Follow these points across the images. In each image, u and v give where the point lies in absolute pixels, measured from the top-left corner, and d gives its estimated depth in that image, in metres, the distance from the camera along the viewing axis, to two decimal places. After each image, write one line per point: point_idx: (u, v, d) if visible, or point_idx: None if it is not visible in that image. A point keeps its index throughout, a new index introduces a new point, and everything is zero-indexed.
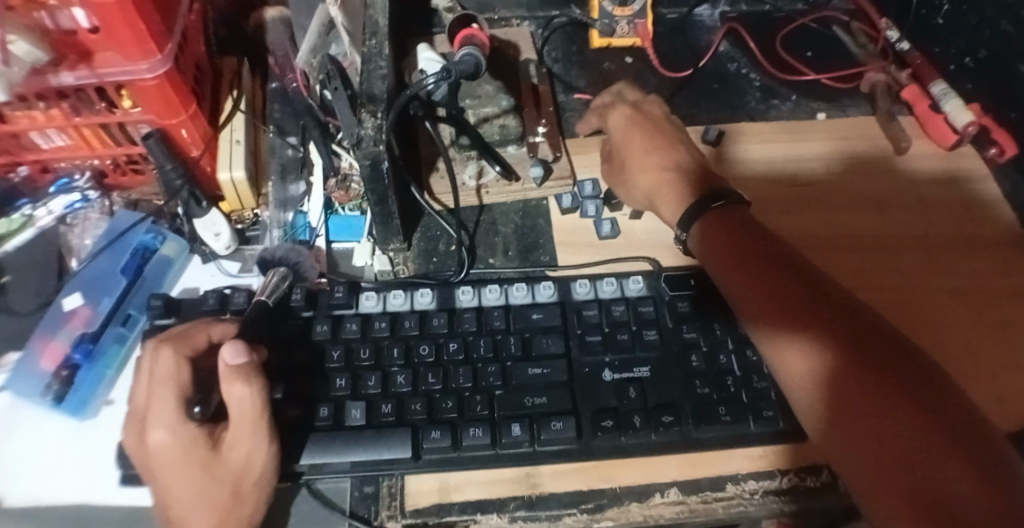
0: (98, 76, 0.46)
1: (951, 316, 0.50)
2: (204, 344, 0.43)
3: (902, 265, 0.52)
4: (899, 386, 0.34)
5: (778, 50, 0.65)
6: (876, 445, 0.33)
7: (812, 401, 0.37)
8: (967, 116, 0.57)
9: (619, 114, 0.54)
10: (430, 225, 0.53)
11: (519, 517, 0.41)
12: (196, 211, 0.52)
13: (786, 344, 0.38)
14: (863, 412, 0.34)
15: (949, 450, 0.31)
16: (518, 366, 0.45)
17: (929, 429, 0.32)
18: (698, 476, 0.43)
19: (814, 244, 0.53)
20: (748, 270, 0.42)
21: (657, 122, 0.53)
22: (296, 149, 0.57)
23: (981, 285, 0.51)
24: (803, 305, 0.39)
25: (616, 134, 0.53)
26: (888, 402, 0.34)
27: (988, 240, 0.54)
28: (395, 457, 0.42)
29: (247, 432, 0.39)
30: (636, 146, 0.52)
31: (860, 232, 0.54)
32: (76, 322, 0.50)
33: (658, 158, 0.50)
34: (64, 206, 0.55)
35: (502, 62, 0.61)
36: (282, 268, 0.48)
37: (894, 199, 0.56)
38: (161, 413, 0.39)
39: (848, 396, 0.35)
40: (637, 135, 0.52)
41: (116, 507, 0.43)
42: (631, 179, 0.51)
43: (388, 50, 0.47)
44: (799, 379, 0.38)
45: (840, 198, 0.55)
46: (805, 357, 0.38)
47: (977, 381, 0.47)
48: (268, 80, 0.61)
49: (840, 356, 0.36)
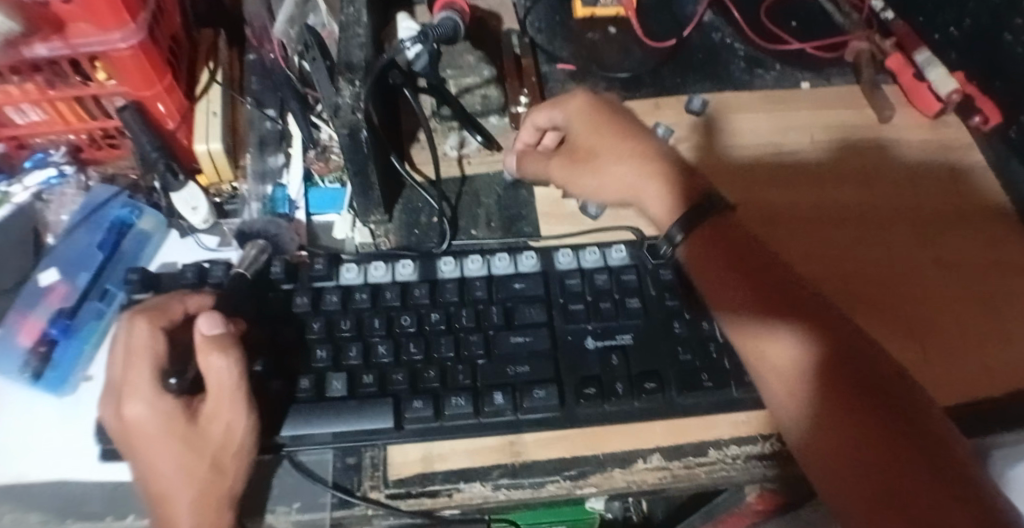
0: (72, 47, 0.44)
1: (941, 298, 0.49)
2: (180, 315, 0.42)
3: (894, 249, 0.52)
4: (880, 391, 0.35)
5: (763, 20, 0.64)
6: (855, 445, 0.34)
7: (794, 405, 0.38)
8: (952, 83, 0.57)
9: (579, 103, 0.49)
10: (411, 197, 0.53)
11: (502, 485, 0.41)
12: (173, 186, 0.51)
13: (774, 340, 0.39)
14: (846, 421, 0.35)
15: (930, 465, 0.32)
16: (501, 335, 0.44)
17: (909, 444, 0.33)
18: (681, 443, 0.43)
19: (801, 227, 0.52)
20: (737, 272, 0.41)
21: (619, 111, 0.49)
22: (274, 122, 0.55)
23: (972, 266, 0.51)
24: (791, 310, 0.40)
25: (582, 120, 0.48)
26: (873, 415, 0.34)
27: (975, 212, 0.54)
28: (378, 427, 0.42)
29: (227, 402, 0.39)
30: (608, 142, 0.47)
31: (851, 218, 0.53)
32: (53, 298, 0.49)
33: (638, 151, 0.47)
34: (40, 183, 0.54)
35: (483, 32, 0.60)
36: (260, 241, 0.48)
37: (885, 181, 0.55)
38: (138, 385, 0.39)
39: (834, 404, 0.36)
40: (608, 129, 0.48)
41: (95, 483, 0.43)
42: (613, 176, 0.47)
43: (366, 18, 0.46)
44: (781, 383, 0.38)
45: (827, 181, 0.55)
46: (791, 361, 0.38)
47: (963, 356, 0.47)
48: (245, 52, 0.59)
49: (826, 365, 0.37)
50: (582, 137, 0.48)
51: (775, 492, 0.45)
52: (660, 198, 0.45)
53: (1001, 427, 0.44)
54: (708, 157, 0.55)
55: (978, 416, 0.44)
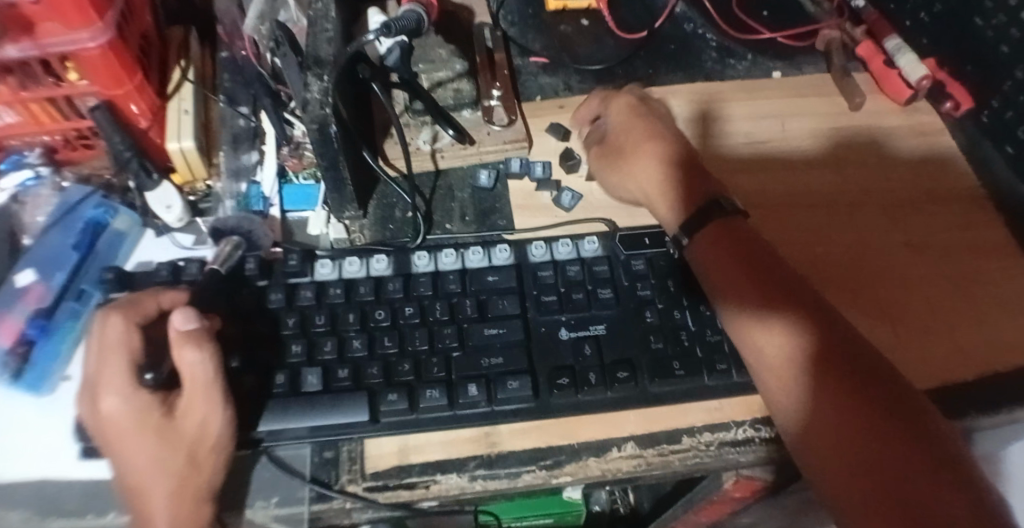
0: (41, 47, 0.44)
1: (927, 288, 0.50)
2: (155, 311, 0.42)
3: (884, 240, 0.52)
4: (872, 390, 0.36)
5: (734, 10, 0.65)
6: (854, 449, 0.34)
7: (793, 398, 0.38)
8: (921, 70, 0.57)
9: (620, 103, 0.53)
10: (386, 193, 0.53)
11: (479, 475, 0.42)
12: (148, 184, 0.51)
13: (769, 341, 0.40)
14: (843, 416, 0.36)
15: (926, 461, 0.33)
16: (475, 327, 0.45)
17: (907, 441, 0.34)
18: (654, 430, 0.44)
19: (790, 217, 0.53)
20: (740, 269, 0.43)
21: (662, 115, 0.52)
22: (247, 119, 0.55)
23: (958, 253, 0.52)
24: (790, 307, 0.41)
25: (620, 120, 0.52)
26: (870, 417, 0.35)
27: (950, 195, 0.55)
28: (353, 420, 0.42)
29: (201, 397, 0.39)
30: (636, 140, 0.50)
31: (841, 208, 0.53)
32: (30, 299, 0.49)
33: (657, 152, 0.49)
34: (16, 184, 0.54)
35: (455, 26, 0.60)
36: (234, 237, 0.48)
37: (874, 172, 0.56)
38: (113, 380, 0.39)
39: (831, 397, 0.37)
40: (638, 127, 0.51)
41: (75, 482, 0.44)
42: (630, 173, 0.50)
43: (334, 12, 0.46)
44: (779, 376, 0.39)
45: (812, 176, 0.55)
46: (790, 355, 0.39)
47: (943, 342, 0.47)
48: (218, 50, 0.59)
49: (824, 360, 0.38)
50: (617, 137, 0.52)
51: (749, 477, 0.46)
52: (665, 199, 0.48)
53: (974, 409, 0.45)
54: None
55: (956, 400, 0.45)
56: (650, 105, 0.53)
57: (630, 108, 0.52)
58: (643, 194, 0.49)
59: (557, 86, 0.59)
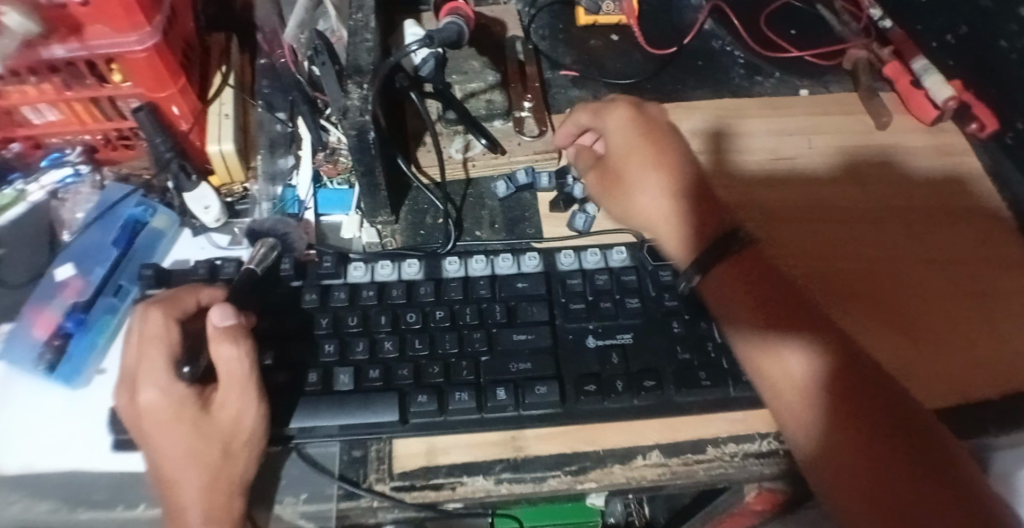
0: (88, 48, 0.46)
1: (942, 301, 0.50)
2: (194, 307, 0.43)
3: (895, 252, 0.52)
4: (875, 403, 0.37)
5: (761, 28, 0.66)
6: (858, 462, 0.35)
7: (800, 412, 0.39)
8: (948, 91, 0.58)
9: (619, 117, 0.50)
10: (417, 199, 0.54)
11: (505, 478, 0.43)
12: (186, 186, 0.53)
13: (775, 356, 0.40)
14: (847, 429, 0.37)
15: (924, 471, 0.34)
16: (504, 332, 0.45)
17: (912, 448, 0.35)
18: (679, 439, 0.44)
19: (802, 228, 0.53)
20: (746, 283, 0.43)
21: (663, 130, 0.49)
22: (285, 124, 0.57)
23: (975, 266, 0.52)
24: (797, 322, 0.41)
25: (619, 139, 0.50)
26: (873, 431, 0.36)
27: (969, 209, 0.55)
28: (384, 420, 0.43)
29: (237, 389, 0.40)
30: (639, 159, 0.48)
31: (853, 222, 0.54)
32: (68, 292, 0.50)
33: (661, 180, 0.47)
34: (55, 181, 0.56)
35: (487, 39, 0.61)
36: (270, 239, 0.49)
37: (886, 185, 0.56)
38: (153, 370, 0.40)
39: (840, 411, 0.37)
40: (641, 149, 0.48)
41: (106, 473, 0.45)
42: (636, 201, 0.48)
43: (374, 23, 0.48)
44: (789, 390, 0.39)
45: (830, 191, 0.56)
46: (794, 368, 0.40)
47: (955, 353, 0.48)
48: (257, 57, 0.61)
49: (828, 372, 0.39)
50: (617, 160, 0.49)
51: (772, 490, 0.46)
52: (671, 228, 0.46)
53: (995, 425, 0.45)
54: (713, 173, 0.55)
55: (978, 416, 0.45)
56: (649, 118, 0.50)
57: (630, 124, 0.50)
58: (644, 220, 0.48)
59: (587, 99, 0.60)
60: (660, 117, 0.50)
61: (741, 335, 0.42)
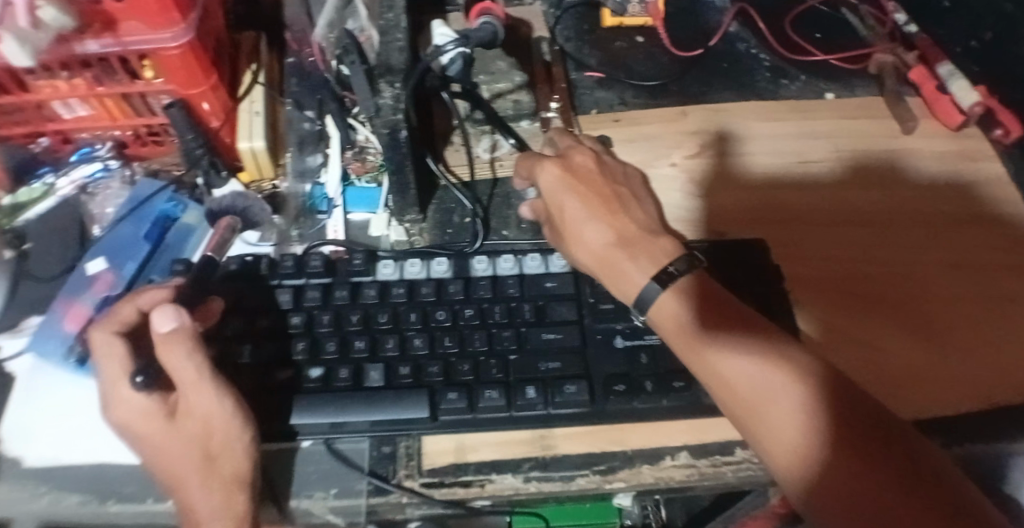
0: (122, 44, 0.46)
1: (961, 308, 0.50)
2: (133, 315, 0.43)
3: (913, 258, 0.52)
4: (852, 419, 0.35)
5: (786, 31, 0.66)
6: (842, 484, 0.33)
7: (777, 444, 0.36)
8: (973, 97, 0.57)
9: (550, 172, 0.48)
10: (445, 198, 0.54)
11: (533, 477, 0.43)
12: (216, 181, 0.55)
13: (743, 384, 0.38)
14: (828, 453, 0.34)
15: (911, 485, 0.31)
16: (533, 331, 0.46)
17: (894, 472, 0.32)
18: (707, 441, 0.44)
19: (818, 231, 0.53)
20: (706, 309, 0.41)
21: (595, 179, 0.48)
22: (313, 123, 0.57)
23: (985, 271, 0.52)
24: (763, 345, 0.39)
25: (552, 194, 0.48)
26: (854, 449, 0.33)
27: (980, 214, 0.55)
28: (414, 417, 0.43)
29: (195, 393, 0.41)
30: (574, 215, 0.47)
31: (870, 226, 0.54)
32: (100, 287, 0.50)
33: (602, 232, 0.45)
34: (85, 176, 0.56)
35: (514, 40, 0.62)
36: (231, 219, 0.52)
37: (899, 191, 0.56)
38: (117, 386, 0.41)
39: (821, 441, 0.34)
40: (575, 205, 0.47)
41: (137, 466, 0.45)
42: (578, 256, 0.46)
43: (405, 22, 0.48)
44: (764, 423, 0.37)
45: (837, 198, 0.55)
46: (766, 394, 0.37)
47: (963, 360, 0.48)
48: (286, 55, 0.61)
49: (801, 395, 0.36)
50: (555, 215, 0.48)
51: None
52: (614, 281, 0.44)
53: (1016, 430, 0.45)
54: (737, 174, 0.56)
55: (997, 420, 0.45)
56: (577, 166, 0.48)
57: (561, 178, 0.48)
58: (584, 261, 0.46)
59: (612, 100, 0.60)
60: (586, 163, 0.49)
61: (707, 365, 0.39)
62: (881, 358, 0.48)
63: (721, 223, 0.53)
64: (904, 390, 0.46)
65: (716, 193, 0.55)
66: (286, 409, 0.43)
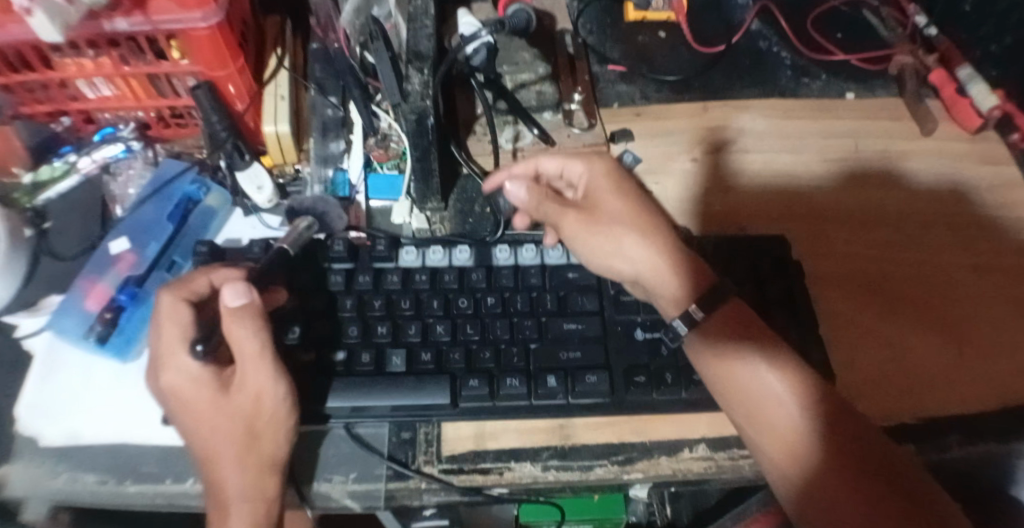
0: (152, 23, 0.46)
1: (982, 309, 0.50)
2: (206, 288, 0.43)
3: (931, 259, 0.52)
4: (850, 439, 0.38)
5: (809, 30, 0.66)
6: (841, 500, 0.36)
7: (780, 459, 0.39)
8: (993, 100, 0.57)
9: (602, 163, 0.48)
10: (466, 187, 0.55)
11: (552, 465, 0.43)
12: (239, 164, 0.53)
13: (756, 406, 0.40)
14: (829, 470, 0.38)
15: (903, 501, 0.36)
16: (554, 321, 0.46)
17: (887, 489, 0.36)
18: (726, 434, 0.44)
19: (842, 230, 0.54)
20: (730, 331, 0.43)
21: (634, 182, 0.49)
22: (336, 109, 0.57)
23: (994, 273, 0.52)
24: (780, 367, 0.41)
25: (601, 187, 0.48)
26: (853, 469, 0.37)
27: (994, 219, 0.54)
28: (434, 403, 0.43)
29: (256, 370, 0.41)
30: (626, 214, 0.46)
31: (892, 226, 0.54)
32: (122, 265, 0.51)
33: (656, 231, 0.46)
34: (108, 156, 0.56)
35: (539, 32, 0.62)
36: (309, 219, 0.49)
37: (914, 194, 0.56)
38: (172, 353, 0.41)
39: (823, 458, 0.38)
40: (626, 204, 0.47)
41: (157, 447, 0.45)
42: (629, 252, 0.45)
43: (433, 10, 0.47)
44: (772, 440, 0.39)
45: (848, 199, 0.55)
46: (778, 415, 0.40)
47: (971, 363, 0.48)
48: (309, 41, 0.61)
49: (807, 416, 0.39)
50: (603, 207, 0.47)
51: None
52: (675, 276, 0.44)
53: None
54: (758, 169, 0.56)
55: (1009, 421, 0.45)
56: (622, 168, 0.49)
57: (610, 172, 0.48)
58: (636, 271, 0.45)
59: (634, 94, 0.60)
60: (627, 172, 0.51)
61: (724, 381, 0.42)
62: (900, 356, 0.48)
63: (742, 217, 0.54)
64: (919, 391, 0.46)
65: (738, 187, 0.55)
66: (307, 391, 0.44)
